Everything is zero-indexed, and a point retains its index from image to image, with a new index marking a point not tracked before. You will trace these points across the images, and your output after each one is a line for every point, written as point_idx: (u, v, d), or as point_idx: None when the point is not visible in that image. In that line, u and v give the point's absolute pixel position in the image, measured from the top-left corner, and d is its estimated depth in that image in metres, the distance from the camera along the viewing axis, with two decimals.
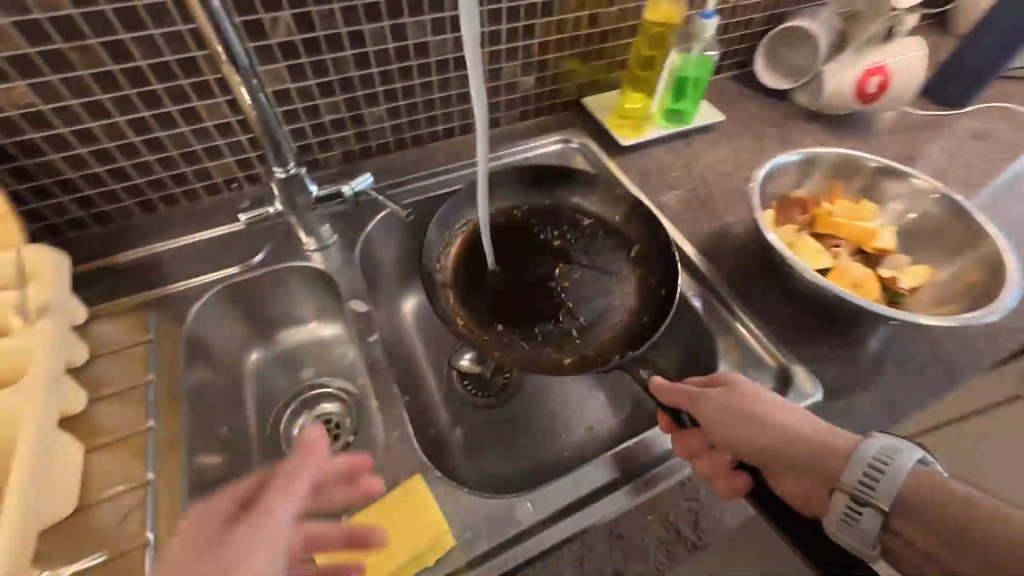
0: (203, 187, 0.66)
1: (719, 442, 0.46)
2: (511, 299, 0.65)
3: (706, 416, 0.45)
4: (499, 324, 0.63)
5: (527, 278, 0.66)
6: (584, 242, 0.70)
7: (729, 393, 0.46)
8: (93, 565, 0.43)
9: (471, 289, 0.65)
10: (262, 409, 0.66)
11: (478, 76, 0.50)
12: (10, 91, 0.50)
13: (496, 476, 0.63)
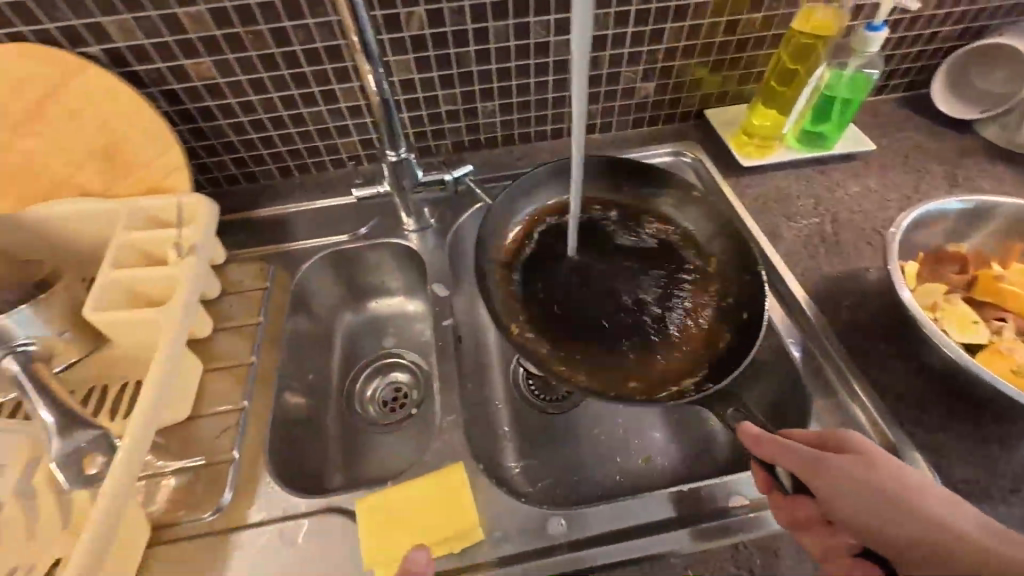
0: (330, 161, 0.74)
1: (838, 521, 0.37)
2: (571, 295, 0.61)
3: (827, 483, 0.38)
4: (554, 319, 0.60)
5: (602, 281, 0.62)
6: (665, 243, 0.65)
7: (858, 462, 0.38)
8: (192, 466, 0.50)
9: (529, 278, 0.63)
10: (345, 366, 0.73)
11: (581, 71, 0.49)
12: (199, 65, 0.60)
13: (539, 479, 0.63)
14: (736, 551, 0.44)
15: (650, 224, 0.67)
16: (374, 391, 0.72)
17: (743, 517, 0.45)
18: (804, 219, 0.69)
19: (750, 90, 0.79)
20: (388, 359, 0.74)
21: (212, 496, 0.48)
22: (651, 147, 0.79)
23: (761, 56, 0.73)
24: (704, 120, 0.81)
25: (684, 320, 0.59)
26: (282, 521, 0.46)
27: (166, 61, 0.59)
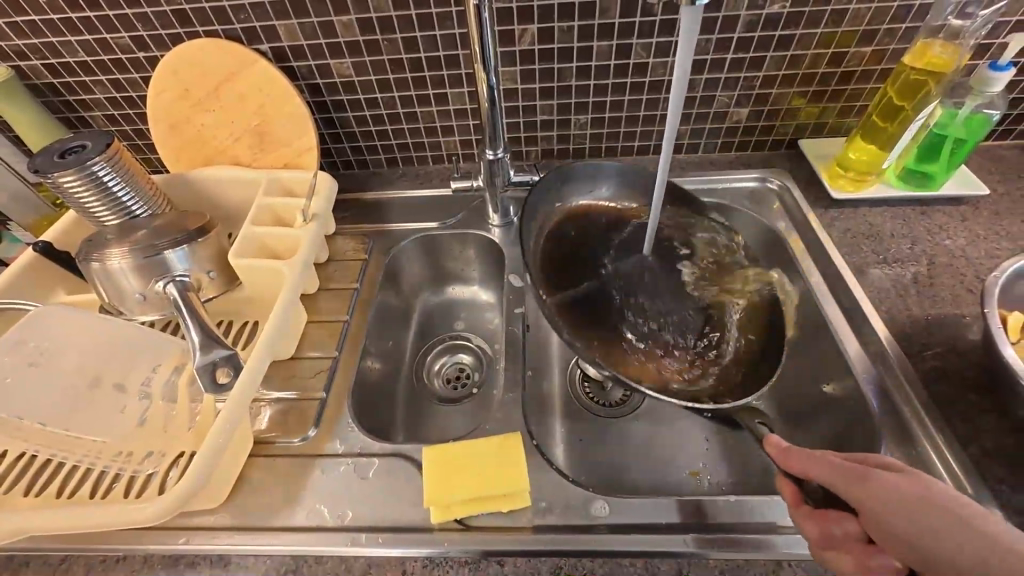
0: (431, 156, 0.83)
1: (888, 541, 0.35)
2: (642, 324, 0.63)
3: (870, 497, 0.36)
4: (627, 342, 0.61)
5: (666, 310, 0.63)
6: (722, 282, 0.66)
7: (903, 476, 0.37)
8: (288, 397, 0.59)
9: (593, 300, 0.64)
10: (419, 340, 0.80)
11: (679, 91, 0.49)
12: (340, 65, 0.71)
13: (582, 472, 0.65)
14: (778, 567, 0.43)
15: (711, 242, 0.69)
16: (441, 366, 0.78)
17: (793, 536, 0.45)
18: (898, 261, 0.66)
19: (850, 124, 0.77)
20: (457, 340, 0.81)
21: (301, 425, 0.56)
22: (728, 171, 0.80)
23: (866, 90, 0.72)
24: (797, 150, 0.81)
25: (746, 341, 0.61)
26: (356, 457, 0.53)
27: (316, 59, 0.71)
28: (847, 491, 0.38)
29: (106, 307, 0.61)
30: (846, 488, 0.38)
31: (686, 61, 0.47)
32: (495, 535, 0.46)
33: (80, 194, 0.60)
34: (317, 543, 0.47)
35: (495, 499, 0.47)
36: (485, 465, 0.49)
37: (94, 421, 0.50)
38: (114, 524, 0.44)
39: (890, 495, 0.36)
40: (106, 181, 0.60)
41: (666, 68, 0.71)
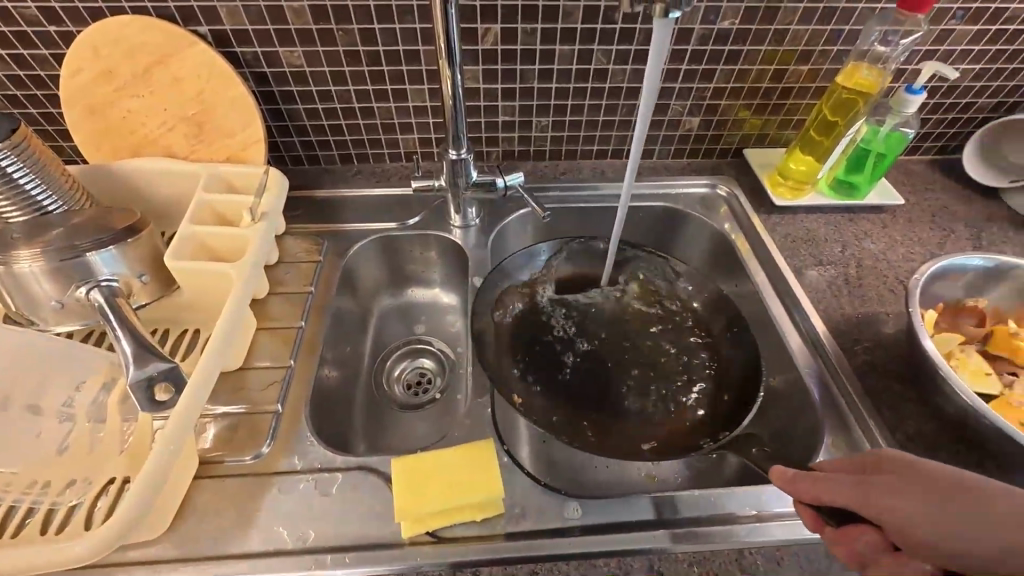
0: (388, 154, 0.80)
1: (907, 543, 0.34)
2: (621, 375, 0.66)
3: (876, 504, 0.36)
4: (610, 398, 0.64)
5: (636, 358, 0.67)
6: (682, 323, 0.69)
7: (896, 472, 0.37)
8: (236, 412, 0.54)
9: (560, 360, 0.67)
10: (377, 345, 0.77)
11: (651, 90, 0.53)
12: (290, 54, 0.67)
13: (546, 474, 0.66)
14: (740, 555, 0.45)
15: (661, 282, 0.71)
16: (401, 372, 0.76)
17: (751, 524, 0.47)
18: (831, 264, 0.72)
19: (788, 136, 0.83)
20: (417, 345, 0.78)
21: (253, 442, 0.52)
22: (677, 176, 0.84)
23: (803, 105, 0.78)
24: (741, 159, 0.86)
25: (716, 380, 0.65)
26: (318, 473, 0.49)
27: (262, 45, 0.66)
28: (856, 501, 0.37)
29: (12, 317, 0.54)
30: (850, 501, 0.37)
31: (659, 55, 0.50)
32: (469, 545, 0.45)
33: None
34: (276, 568, 0.44)
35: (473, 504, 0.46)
36: (457, 475, 0.47)
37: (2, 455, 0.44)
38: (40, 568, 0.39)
39: (895, 494, 0.36)
40: (11, 172, 0.52)
41: (625, 75, 0.73)
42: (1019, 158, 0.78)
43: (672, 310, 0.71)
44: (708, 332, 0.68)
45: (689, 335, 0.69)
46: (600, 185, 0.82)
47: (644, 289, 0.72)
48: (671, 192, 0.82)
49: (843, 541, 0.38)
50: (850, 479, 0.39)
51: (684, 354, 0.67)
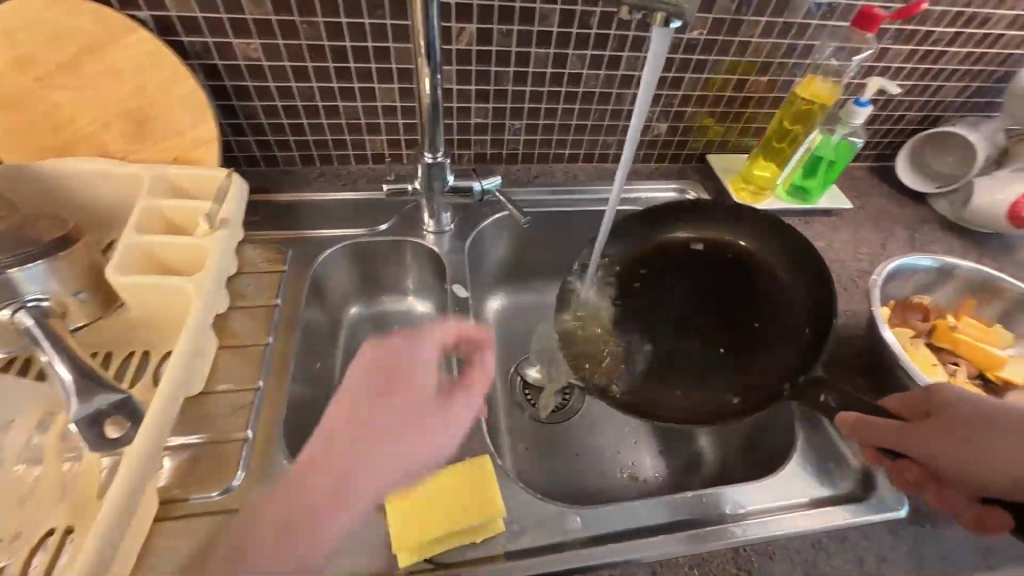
0: (354, 155, 0.75)
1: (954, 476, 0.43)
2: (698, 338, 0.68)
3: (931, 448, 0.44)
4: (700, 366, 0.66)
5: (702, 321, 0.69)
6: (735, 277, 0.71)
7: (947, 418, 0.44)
8: (197, 442, 0.49)
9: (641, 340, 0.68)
10: (348, 357, 0.73)
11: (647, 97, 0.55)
12: (246, 46, 0.61)
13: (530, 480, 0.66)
14: (736, 554, 0.46)
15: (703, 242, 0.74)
16: None
17: (743, 522, 0.48)
18: None
19: (748, 143, 0.87)
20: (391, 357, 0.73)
21: (222, 474, 0.47)
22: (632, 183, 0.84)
23: (761, 114, 0.82)
24: (705, 164, 0.89)
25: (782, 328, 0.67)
26: None
27: (213, 36, 0.60)
28: (911, 444, 0.44)
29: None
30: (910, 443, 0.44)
31: (656, 61, 0.51)
32: (470, 569, 0.43)
33: None
34: None
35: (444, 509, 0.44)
36: (456, 496, 0.45)
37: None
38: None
39: (947, 440, 0.43)
40: None
41: (599, 80, 0.73)
42: (943, 166, 0.86)
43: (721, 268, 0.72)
44: (761, 283, 0.70)
45: (742, 288, 0.71)
46: (573, 189, 0.82)
47: (699, 246, 0.74)
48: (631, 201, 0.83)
49: (895, 470, 0.47)
50: (905, 425, 0.45)
51: (749, 301, 0.70)
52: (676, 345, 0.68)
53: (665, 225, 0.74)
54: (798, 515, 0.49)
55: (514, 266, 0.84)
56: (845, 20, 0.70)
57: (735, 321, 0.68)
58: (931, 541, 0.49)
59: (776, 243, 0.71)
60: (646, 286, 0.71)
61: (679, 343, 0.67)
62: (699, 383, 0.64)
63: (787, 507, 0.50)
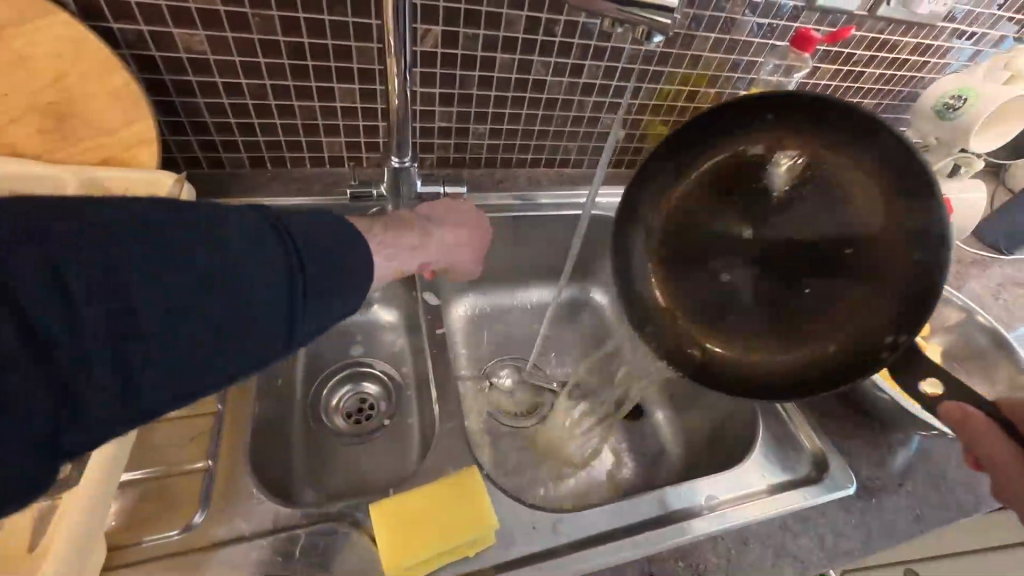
0: (309, 158, 0.71)
1: None
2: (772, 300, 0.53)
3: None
4: (779, 332, 0.53)
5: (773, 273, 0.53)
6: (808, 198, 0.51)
7: None
8: (144, 476, 0.45)
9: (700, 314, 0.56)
10: (310, 370, 0.69)
11: None
12: (189, 38, 0.56)
13: (503, 475, 0.69)
14: (716, 542, 0.48)
15: (757, 153, 0.52)
16: (339, 400, 0.69)
17: (722, 510, 0.50)
18: None
19: None
20: (359, 367, 0.72)
21: (182, 509, 0.43)
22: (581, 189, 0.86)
23: None
24: None
25: (892, 264, 0.47)
26: (273, 534, 0.43)
27: (151, 25, 0.54)
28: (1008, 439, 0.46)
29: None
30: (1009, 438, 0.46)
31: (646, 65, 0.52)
32: None
33: None
34: None
35: (429, 516, 0.43)
36: (446, 510, 0.44)
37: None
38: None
39: None
40: None
41: (561, 88, 0.75)
42: None
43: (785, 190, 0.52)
44: (848, 198, 0.49)
45: (820, 213, 0.50)
46: (537, 194, 0.83)
47: (754, 156, 0.52)
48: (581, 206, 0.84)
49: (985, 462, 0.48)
50: None
51: (835, 227, 0.50)
52: (753, 298, 0.54)
53: (697, 155, 0.54)
54: (768, 500, 0.52)
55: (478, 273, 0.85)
56: (782, 40, 0.77)
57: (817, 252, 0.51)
58: (876, 512, 0.54)
59: (870, 129, 0.46)
60: (691, 236, 0.57)
61: (756, 297, 0.54)
62: (790, 344, 0.52)
63: (754, 493, 0.53)
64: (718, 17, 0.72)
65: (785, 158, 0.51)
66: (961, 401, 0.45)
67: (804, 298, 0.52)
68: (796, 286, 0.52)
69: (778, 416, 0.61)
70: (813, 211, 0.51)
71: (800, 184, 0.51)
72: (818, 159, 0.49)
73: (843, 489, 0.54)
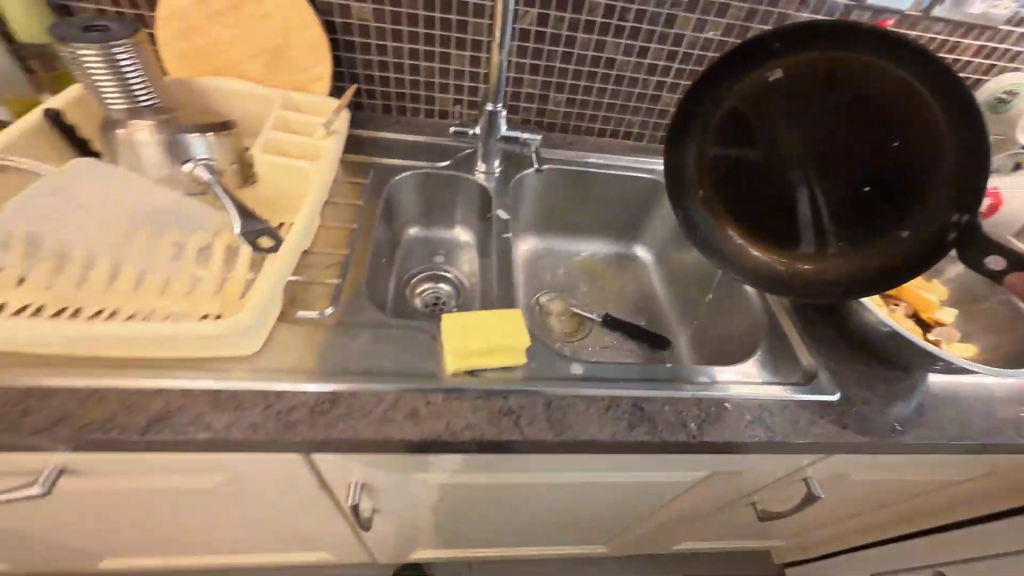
0: (424, 108, 0.93)
1: None
2: (830, 203, 0.62)
3: None
4: (843, 227, 0.62)
5: (821, 181, 0.63)
6: (834, 108, 0.61)
7: None
8: (295, 281, 0.65)
9: (770, 238, 0.66)
10: (403, 266, 0.90)
11: None
12: (360, 9, 0.80)
13: None
14: (700, 402, 0.60)
15: (778, 80, 0.61)
16: (422, 291, 0.88)
17: (711, 385, 0.62)
18: None
19: None
20: (439, 272, 0.91)
21: (320, 303, 0.63)
22: (647, 157, 1.00)
23: None
24: None
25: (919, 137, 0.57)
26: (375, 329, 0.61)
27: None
28: None
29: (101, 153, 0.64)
30: None
31: None
32: (499, 379, 0.57)
33: (95, 72, 0.63)
34: (337, 383, 0.54)
35: (483, 329, 0.58)
36: (494, 328, 0.59)
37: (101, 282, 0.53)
38: (161, 329, 0.49)
39: None
40: (123, 65, 0.63)
41: (629, 66, 0.91)
42: None
43: (814, 105, 0.61)
44: (864, 98, 0.59)
45: (847, 117, 0.60)
46: (600, 156, 0.98)
47: (777, 83, 0.62)
48: (642, 169, 0.99)
49: None
50: None
51: (863, 126, 0.60)
52: (817, 207, 0.63)
53: (727, 98, 0.64)
54: (753, 388, 0.63)
55: (543, 218, 1.01)
56: None
57: (854, 152, 0.61)
58: (853, 416, 0.62)
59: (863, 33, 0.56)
60: (748, 164, 0.66)
61: (818, 206, 0.63)
62: (858, 240, 0.61)
63: (743, 382, 0.64)
64: (772, 12, 0.84)
65: (821, 76, 0.60)
66: (994, 255, 0.53)
67: (864, 198, 0.61)
68: (852, 191, 0.61)
69: (788, 355, 0.68)
70: (843, 118, 0.61)
71: (824, 95, 0.61)
72: (851, 71, 0.58)
73: (824, 395, 0.63)
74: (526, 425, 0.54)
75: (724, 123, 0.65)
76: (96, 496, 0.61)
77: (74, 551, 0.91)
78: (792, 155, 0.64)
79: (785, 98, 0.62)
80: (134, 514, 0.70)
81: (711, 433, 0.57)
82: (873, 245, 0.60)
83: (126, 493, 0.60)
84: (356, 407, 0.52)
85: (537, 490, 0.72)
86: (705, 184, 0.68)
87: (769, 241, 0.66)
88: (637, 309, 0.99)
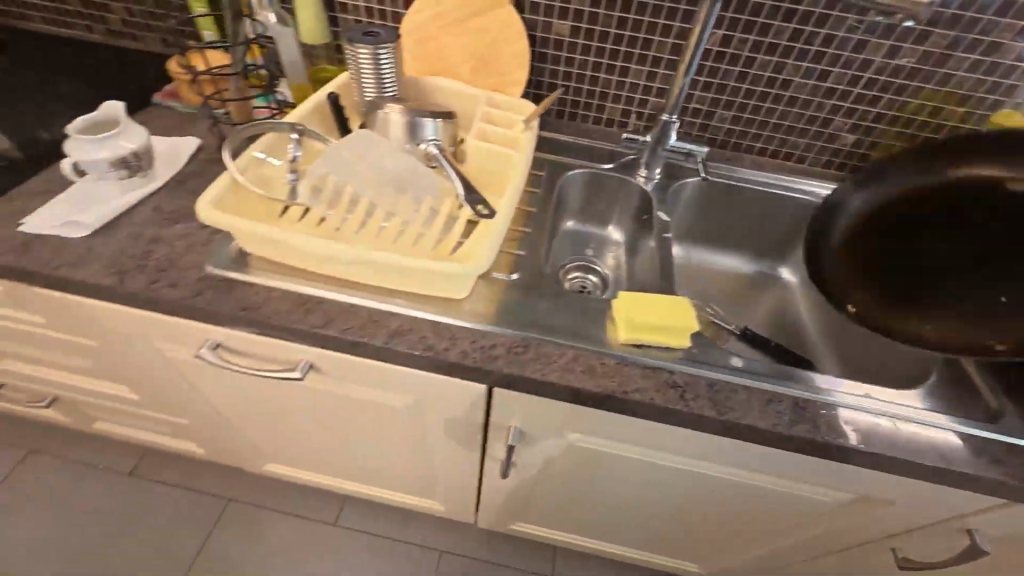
0: (593, 116, 1.02)
1: None
2: (956, 290, 0.69)
3: None
4: (957, 311, 0.68)
5: (954, 271, 0.70)
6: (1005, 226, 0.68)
7: None
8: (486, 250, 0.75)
9: (877, 281, 0.72)
10: (558, 255, 0.99)
11: None
12: (561, 25, 0.91)
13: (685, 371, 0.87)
14: (863, 415, 0.60)
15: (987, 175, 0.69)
16: (573, 278, 0.96)
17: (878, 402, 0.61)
18: None
19: None
20: (590, 265, 0.99)
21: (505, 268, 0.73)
22: (800, 178, 1.00)
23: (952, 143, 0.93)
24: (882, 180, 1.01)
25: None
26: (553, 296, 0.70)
27: (543, 16, 0.91)
28: None
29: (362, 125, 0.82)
30: None
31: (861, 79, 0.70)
32: (664, 356, 0.63)
33: (364, 65, 0.81)
34: (527, 332, 0.63)
35: (656, 310, 0.64)
36: (665, 310, 0.64)
37: (358, 216, 0.69)
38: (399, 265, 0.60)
39: None
40: (383, 59, 0.81)
41: (806, 88, 0.92)
42: None
43: (987, 216, 0.69)
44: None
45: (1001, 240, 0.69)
46: (760, 175, 1.00)
47: (980, 178, 0.69)
48: (795, 192, 0.98)
49: None
50: None
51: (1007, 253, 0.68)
52: (942, 287, 0.70)
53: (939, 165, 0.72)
54: (925, 414, 0.61)
55: (694, 230, 1.05)
56: None
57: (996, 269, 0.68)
58: None
59: None
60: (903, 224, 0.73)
61: (943, 283, 0.69)
62: (974, 325, 0.67)
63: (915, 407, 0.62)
64: (980, 41, 0.81)
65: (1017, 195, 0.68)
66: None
67: (994, 304, 0.67)
68: (986, 294, 0.68)
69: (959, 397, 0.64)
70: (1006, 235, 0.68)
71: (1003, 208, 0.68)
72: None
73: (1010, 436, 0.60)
74: (691, 398, 0.59)
75: (921, 180, 0.72)
76: (319, 394, 0.77)
77: (262, 450, 1.13)
78: (942, 237, 0.71)
79: (977, 194, 0.70)
80: (330, 421, 0.86)
81: (861, 432, 0.59)
82: (971, 336, 0.66)
83: (342, 397, 0.76)
84: (542, 353, 0.61)
85: (669, 475, 0.76)
86: (853, 218, 0.75)
87: (873, 281, 0.72)
88: (779, 331, 0.98)
